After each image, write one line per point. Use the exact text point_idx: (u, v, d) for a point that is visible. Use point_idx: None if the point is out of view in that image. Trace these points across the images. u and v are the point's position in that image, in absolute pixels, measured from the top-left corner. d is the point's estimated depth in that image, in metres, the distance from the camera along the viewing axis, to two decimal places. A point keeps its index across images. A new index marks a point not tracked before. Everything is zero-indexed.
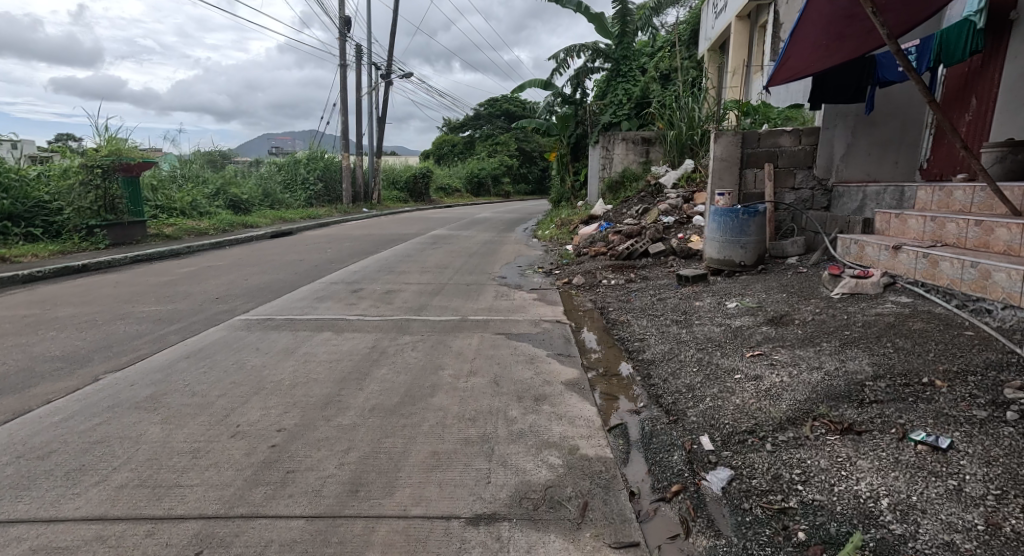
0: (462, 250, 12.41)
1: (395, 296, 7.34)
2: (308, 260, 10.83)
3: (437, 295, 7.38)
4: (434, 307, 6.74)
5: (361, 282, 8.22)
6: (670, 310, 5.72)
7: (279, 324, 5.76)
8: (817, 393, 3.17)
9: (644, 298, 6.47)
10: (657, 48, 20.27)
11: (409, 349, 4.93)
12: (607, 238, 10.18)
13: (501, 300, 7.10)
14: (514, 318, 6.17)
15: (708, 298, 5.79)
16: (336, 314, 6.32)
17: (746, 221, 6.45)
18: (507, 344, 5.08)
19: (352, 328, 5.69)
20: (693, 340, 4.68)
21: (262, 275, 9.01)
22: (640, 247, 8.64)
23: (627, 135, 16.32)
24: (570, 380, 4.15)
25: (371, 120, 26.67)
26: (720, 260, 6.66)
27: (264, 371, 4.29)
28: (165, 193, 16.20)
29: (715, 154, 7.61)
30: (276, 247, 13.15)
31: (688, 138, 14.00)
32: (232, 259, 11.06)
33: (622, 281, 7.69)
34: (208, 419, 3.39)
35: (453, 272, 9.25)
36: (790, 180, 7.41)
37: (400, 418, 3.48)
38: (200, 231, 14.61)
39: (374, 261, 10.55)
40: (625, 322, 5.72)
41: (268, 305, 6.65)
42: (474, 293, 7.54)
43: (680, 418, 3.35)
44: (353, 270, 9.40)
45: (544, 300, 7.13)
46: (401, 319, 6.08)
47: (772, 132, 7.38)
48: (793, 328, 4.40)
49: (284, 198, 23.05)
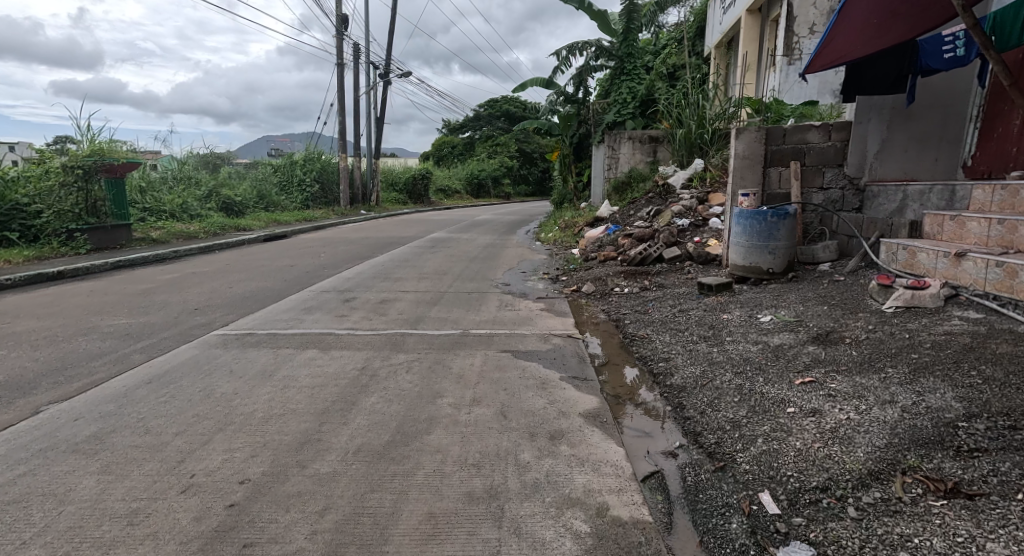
0: (462, 254, 11.84)
1: (389, 307, 6.76)
2: (300, 265, 10.27)
3: (436, 305, 6.80)
4: (432, 319, 6.16)
5: (354, 291, 7.65)
6: (695, 325, 5.13)
7: (259, 341, 5.18)
8: (900, 438, 2.59)
9: (663, 310, 5.87)
10: (662, 46, 19.71)
11: (403, 371, 4.35)
12: (616, 241, 9.60)
13: (505, 311, 6.51)
14: (520, 332, 5.60)
15: (737, 311, 5.21)
16: (325, 328, 5.75)
17: (775, 224, 5.87)
18: (515, 365, 4.50)
19: (341, 344, 5.12)
20: (726, 361, 4.08)
21: (249, 282, 8.44)
22: (653, 252, 8.05)
23: (634, 133, 15.68)
24: (590, 412, 3.57)
25: (369, 120, 26.11)
26: (744, 267, 6.09)
27: (235, 400, 3.71)
28: (154, 195, 15.67)
29: (736, 152, 7.04)
30: (269, 252, 12.59)
31: (697, 137, 13.48)
32: (218, 265, 10.48)
33: (636, 289, 7.11)
34: (156, 467, 2.81)
35: (453, 279, 8.67)
36: (819, 179, 6.84)
37: (390, 464, 2.90)
38: (189, 234, 14.02)
39: (370, 266, 9.98)
40: (646, 337, 5.12)
41: (251, 317, 6.07)
42: (476, 303, 6.96)
43: (729, 465, 2.76)
44: (347, 277, 8.84)
45: (552, 311, 6.55)
46: (395, 333, 5.50)
47: (799, 127, 6.81)
48: (845, 349, 3.81)
49: (280, 200, 22.48)
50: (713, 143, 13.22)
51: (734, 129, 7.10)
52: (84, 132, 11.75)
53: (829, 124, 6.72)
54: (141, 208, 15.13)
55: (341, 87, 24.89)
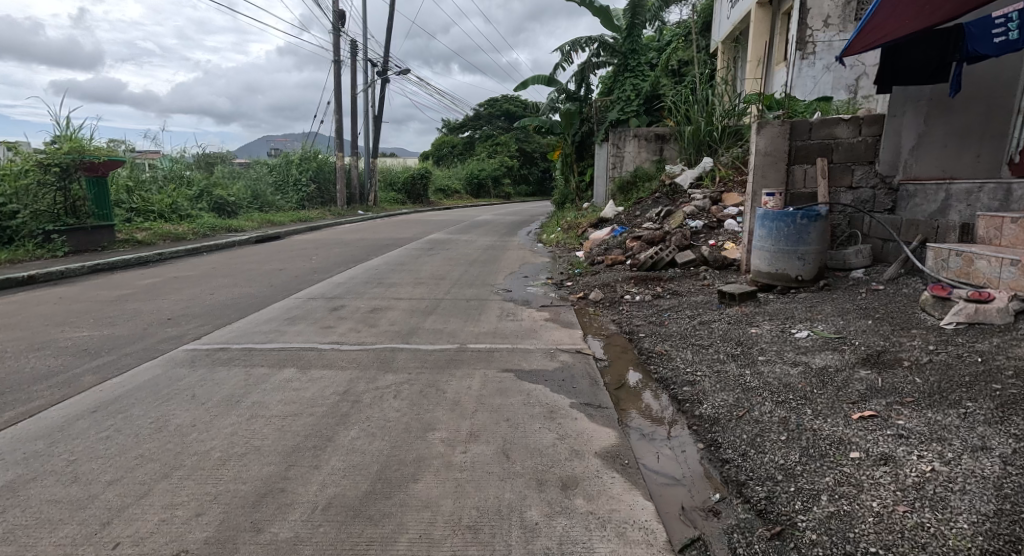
0: (462, 257, 11.28)
1: (380, 317, 6.20)
2: (289, 270, 9.72)
3: (431, 315, 6.26)
4: (426, 330, 5.60)
5: (343, 299, 7.11)
6: (719, 342, 4.56)
7: (232, 357, 4.62)
8: (1012, 505, 2.07)
9: (680, 322, 5.30)
10: (667, 42, 19.20)
11: (390, 397, 3.79)
12: (624, 244, 9.06)
13: (507, 321, 5.96)
14: (524, 347, 5.04)
15: (766, 326, 4.65)
16: (308, 341, 5.19)
17: (805, 227, 5.32)
18: (518, 389, 3.94)
19: (324, 362, 4.56)
20: (763, 387, 3.51)
21: (233, 288, 7.89)
22: (666, 256, 7.51)
23: (639, 131, 15.10)
24: (609, 451, 3.02)
25: (367, 118, 25.55)
26: (769, 274, 5.54)
27: (190, 434, 3.14)
28: (142, 195, 15.11)
29: (758, 148, 6.51)
30: (259, 254, 12.03)
31: (707, 134, 12.93)
32: (204, 268, 9.95)
33: (648, 298, 6.55)
34: (74, 532, 2.28)
35: (451, 284, 8.13)
36: (848, 178, 6.30)
37: (367, 527, 2.37)
38: (176, 236, 13.46)
39: (362, 270, 9.43)
40: (665, 356, 4.55)
41: (227, 328, 5.52)
42: (475, 312, 6.42)
43: (788, 530, 2.23)
44: (337, 282, 8.28)
45: (558, 322, 5.99)
46: (385, 348, 4.95)
47: (827, 120, 6.28)
48: (906, 375, 3.25)
49: (274, 200, 21.94)
50: (722, 141, 12.68)
51: (755, 123, 6.57)
52: (64, 128, 11.21)
53: (860, 118, 6.19)
54: (128, 208, 14.57)
55: (339, 85, 24.45)
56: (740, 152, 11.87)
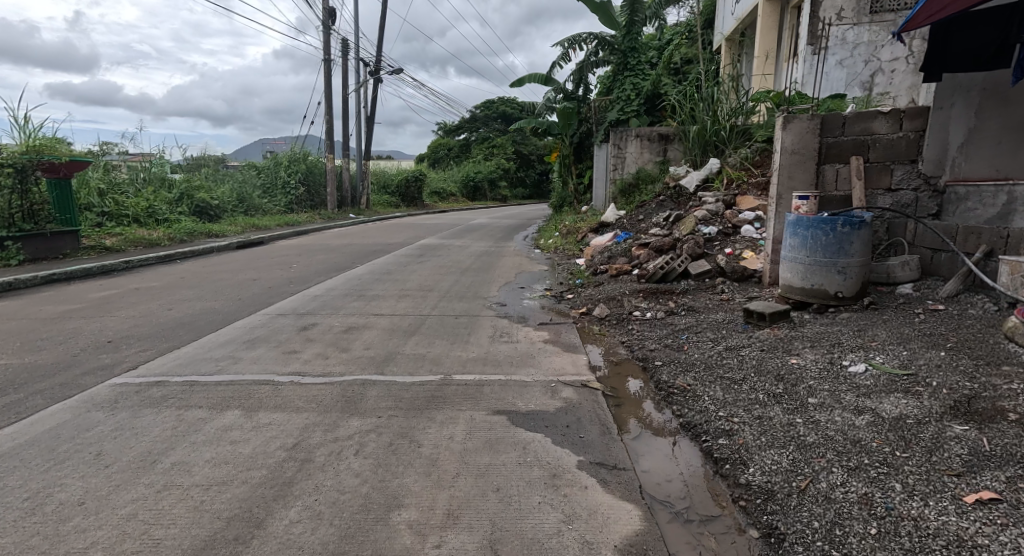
0: (453, 264, 10.53)
1: (354, 339, 5.41)
2: (264, 280, 8.95)
3: (413, 336, 5.51)
4: (405, 357, 4.82)
5: (316, 316, 6.34)
6: (751, 374, 3.80)
7: (166, 394, 3.84)
8: None
9: (701, 348, 4.54)
10: (669, 41, 18.56)
11: (350, 453, 3.02)
12: (629, 252, 8.32)
13: (500, 345, 5.19)
14: (519, 379, 4.26)
15: (807, 355, 3.88)
16: (264, 371, 4.41)
17: (847, 236, 4.55)
18: (512, 441, 3.17)
19: (278, 400, 3.78)
20: (825, 444, 2.75)
21: (195, 303, 7.10)
22: (677, 266, 6.78)
23: (642, 131, 14.34)
24: (633, 545, 2.28)
25: (359, 120, 24.81)
26: (803, 290, 4.79)
27: (72, 519, 2.41)
28: (115, 197, 14.31)
29: (784, 146, 5.75)
30: (236, 262, 11.22)
31: (713, 134, 12.25)
32: (171, 278, 9.18)
33: (661, 316, 5.80)
34: None
35: (439, 297, 7.38)
36: (887, 179, 5.55)
37: None
38: (150, 242, 12.69)
39: (343, 281, 8.64)
40: (689, 393, 3.79)
41: (172, 354, 4.74)
42: (464, 332, 5.67)
43: None
44: (313, 296, 7.50)
45: (559, 344, 5.23)
46: (354, 382, 4.18)
47: (863, 114, 5.54)
48: (1018, 437, 2.51)
49: (261, 203, 21.19)
50: (730, 141, 11.96)
51: (779, 118, 5.82)
52: (22, 126, 10.40)
53: (900, 110, 5.44)
54: (99, 212, 13.75)
55: (329, 84, 23.67)
56: (749, 152, 11.16)
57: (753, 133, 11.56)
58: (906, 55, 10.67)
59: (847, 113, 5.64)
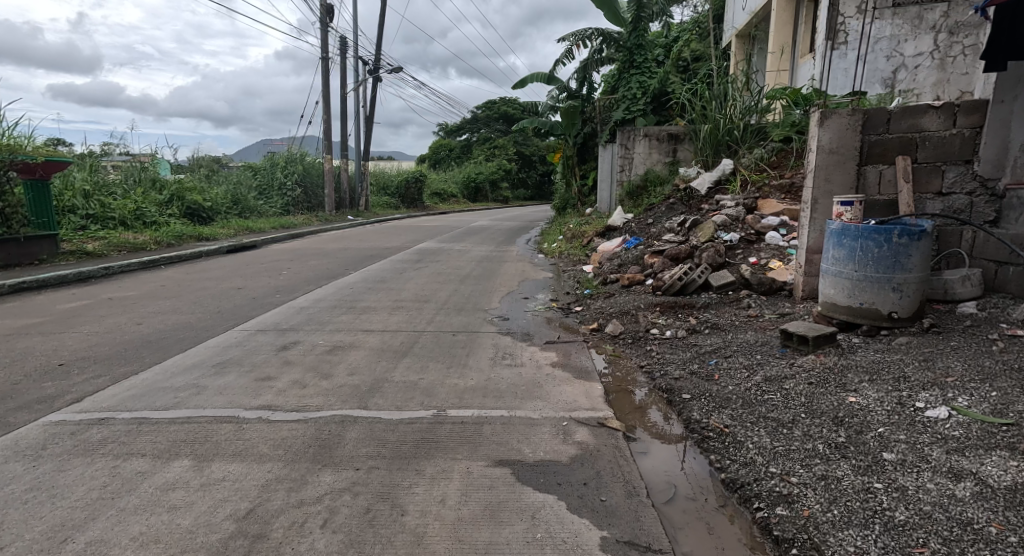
0: (452, 271, 9.92)
1: (337, 362, 4.79)
2: (248, 289, 8.34)
3: (405, 359, 4.90)
4: (393, 387, 4.20)
5: (298, 333, 5.73)
6: (800, 415, 3.20)
7: (107, 437, 3.23)
8: None
9: (733, 379, 3.93)
10: (676, 38, 17.93)
11: (316, 527, 2.45)
12: (642, 259, 7.72)
13: (503, 371, 4.57)
14: (524, 416, 3.65)
15: (868, 392, 3.26)
16: (228, 404, 3.80)
17: (905, 248, 3.95)
18: (518, 508, 2.60)
19: (239, 444, 3.17)
20: (926, 531, 2.18)
21: (169, 316, 6.49)
22: (697, 277, 6.19)
23: (650, 130, 13.62)
24: None
25: (358, 119, 24.24)
26: (849, 308, 4.21)
27: None
28: (100, 199, 13.70)
29: (820, 144, 5.11)
30: (224, 268, 10.60)
31: (725, 133, 11.63)
32: (150, 287, 8.56)
33: (682, 336, 5.21)
34: None
35: (436, 310, 6.77)
36: (937, 182, 4.92)
37: None
38: (135, 247, 12.08)
39: (334, 291, 8.04)
40: (727, 438, 3.19)
41: (127, 382, 4.14)
42: (462, 354, 5.07)
43: None
44: (298, 308, 6.87)
45: (569, 369, 4.63)
46: (333, 419, 3.58)
47: (911, 109, 4.91)
48: None
49: (256, 205, 20.60)
50: (744, 141, 11.34)
51: (814, 113, 5.19)
52: None
53: (953, 104, 4.81)
54: (83, 214, 13.12)
55: (326, 83, 23.01)
56: (763, 153, 10.60)
57: (769, 132, 10.91)
58: (933, 49, 9.47)
59: (892, 108, 5.01)
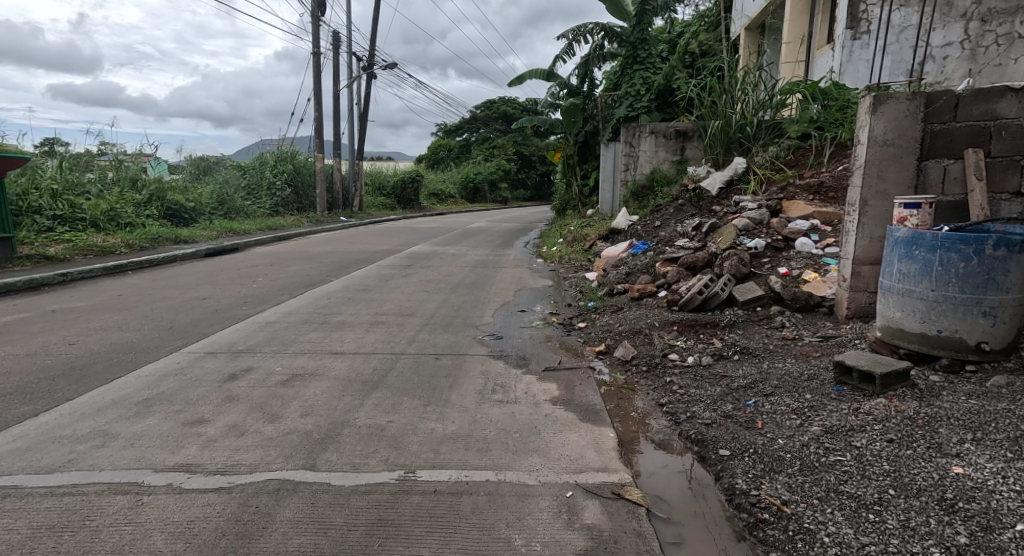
0: (443, 279, 9.07)
1: (292, 398, 3.95)
2: (214, 299, 7.49)
3: (374, 393, 4.06)
4: (353, 436, 3.35)
5: (253, 356, 4.89)
6: (889, 490, 2.37)
7: None
8: None
9: (781, 430, 3.06)
10: (680, 33, 17.10)
11: None
12: (652, 268, 6.87)
13: (492, 411, 3.73)
14: (515, 483, 2.82)
15: (978, 458, 2.46)
16: (134, 462, 2.95)
17: (1002, 262, 3.15)
18: None
19: (124, 534, 2.37)
20: None
21: (112, 333, 5.65)
22: (719, 291, 5.34)
23: (657, 126, 12.78)
24: None
25: (351, 118, 23.41)
26: (920, 334, 3.39)
27: None
28: (70, 199, 12.87)
29: (873, 136, 4.27)
30: (195, 274, 9.74)
31: (737, 130, 10.78)
32: (106, 296, 7.73)
33: (706, 364, 4.35)
34: None
35: (419, 326, 5.93)
36: (1015, 180, 4.06)
37: None
38: (103, 250, 11.23)
39: (309, 302, 7.20)
40: (791, 523, 2.36)
41: (17, 428, 3.31)
42: (444, 385, 4.23)
43: None
44: (263, 324, 6.03)
45: (575, 408, 3.78)
46: (264, 488, 2.74)
47: (985, 92, 4.07)
48: None
49: (243, 206, 19.76)
50: (758, 138, 10.50)
51: (864, 99, 4.35)
52: None
53: None
54: (50, 215, 12.27)
55: (317, 80, 22.13)
56: (779, 151, 9.78)
57: (786, 128, 10.07)
58: (964, 38, 8.33)
59: (961, 91, 4.18)
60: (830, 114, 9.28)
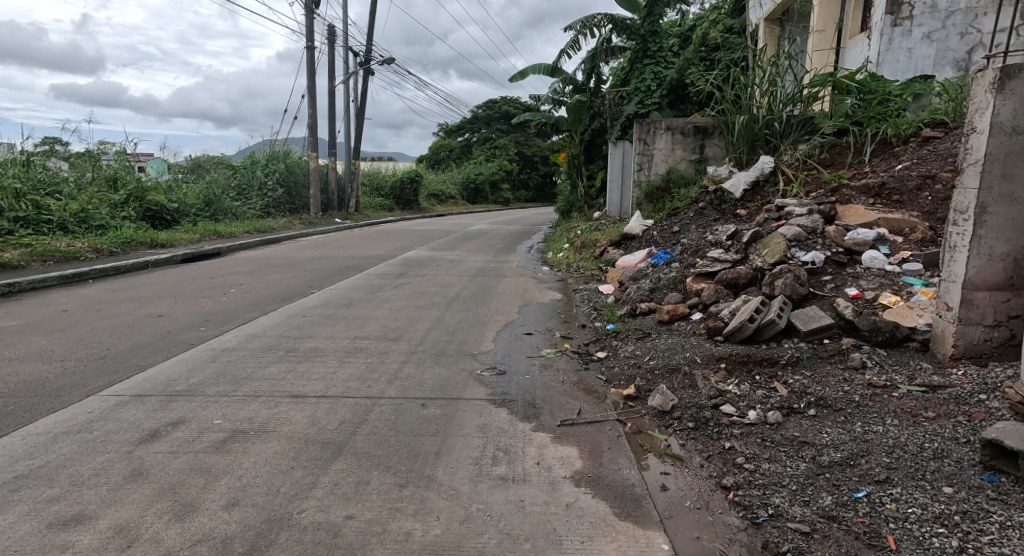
0: (438, 290, 8.02)
1: (220, 474, 2.89)
2: (171, 317, 6.45)
3: (333, 464, 3.02)
4: (289, 548, 2.33)
5: (188, 402, 3.85)
6: None
7: None
8: None
9: None
10: (691, 26, 16.04)
11: None
12: (682, 283, 5.82)
13: (493, 499, 2.68)
14: None
15: None
16: None
17: None
18: None
19: None
20: None
21: (26, 364, 4.62)
22: (772, 318, 4.27)
23: (674, 122, 11.74)
24: None
25: (347, 116, 22.38)
26: None
27: None
28: (35, 200, 11.87)
29: (997, 122, 3.22)
30: (162, 284, 8.71)
31: (764, 125, 9.66)
32: (49, 311, 6.70)
33: (775, 424, 3.28)
34: None
35: (405, 356, 4.89)
36: None
37: None
38: (66, 256, 10.20)
39: (278, 321, 6.16)
40: None
41: None
42: (428, 451, 3.18)
43: None
44: (216, 353, 4.98)
45: (608, 495, 2.73)
46: None
47: None
48: None
49: (232, 207, 18.73)
50: (787, 134, 9.42)
51: (983, 74, 3.30)
52: None
53: None
54: (12, 216, 11.26)
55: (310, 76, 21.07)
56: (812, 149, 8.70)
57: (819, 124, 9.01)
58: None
59: None
60: (870, 108, 8.22)
